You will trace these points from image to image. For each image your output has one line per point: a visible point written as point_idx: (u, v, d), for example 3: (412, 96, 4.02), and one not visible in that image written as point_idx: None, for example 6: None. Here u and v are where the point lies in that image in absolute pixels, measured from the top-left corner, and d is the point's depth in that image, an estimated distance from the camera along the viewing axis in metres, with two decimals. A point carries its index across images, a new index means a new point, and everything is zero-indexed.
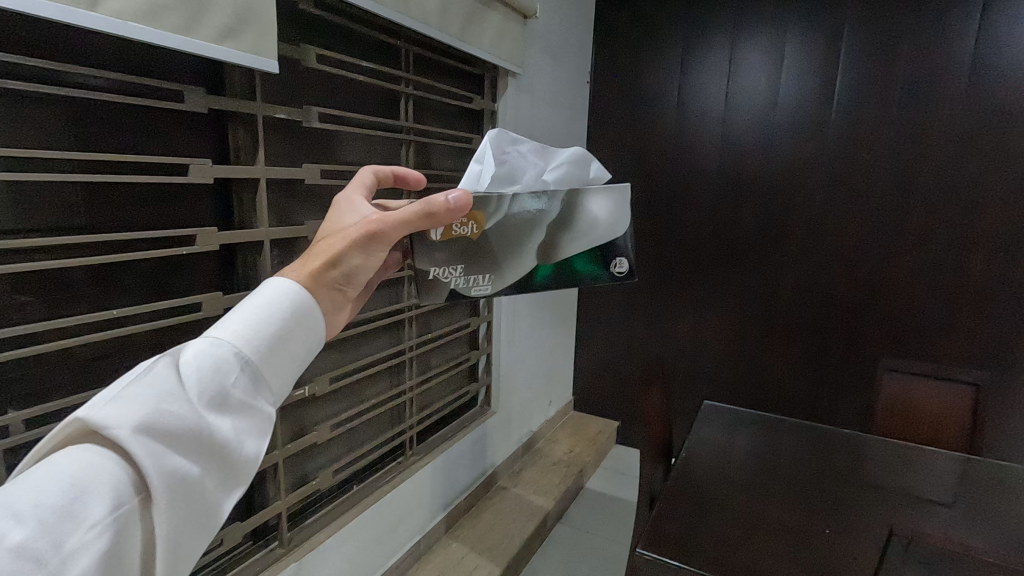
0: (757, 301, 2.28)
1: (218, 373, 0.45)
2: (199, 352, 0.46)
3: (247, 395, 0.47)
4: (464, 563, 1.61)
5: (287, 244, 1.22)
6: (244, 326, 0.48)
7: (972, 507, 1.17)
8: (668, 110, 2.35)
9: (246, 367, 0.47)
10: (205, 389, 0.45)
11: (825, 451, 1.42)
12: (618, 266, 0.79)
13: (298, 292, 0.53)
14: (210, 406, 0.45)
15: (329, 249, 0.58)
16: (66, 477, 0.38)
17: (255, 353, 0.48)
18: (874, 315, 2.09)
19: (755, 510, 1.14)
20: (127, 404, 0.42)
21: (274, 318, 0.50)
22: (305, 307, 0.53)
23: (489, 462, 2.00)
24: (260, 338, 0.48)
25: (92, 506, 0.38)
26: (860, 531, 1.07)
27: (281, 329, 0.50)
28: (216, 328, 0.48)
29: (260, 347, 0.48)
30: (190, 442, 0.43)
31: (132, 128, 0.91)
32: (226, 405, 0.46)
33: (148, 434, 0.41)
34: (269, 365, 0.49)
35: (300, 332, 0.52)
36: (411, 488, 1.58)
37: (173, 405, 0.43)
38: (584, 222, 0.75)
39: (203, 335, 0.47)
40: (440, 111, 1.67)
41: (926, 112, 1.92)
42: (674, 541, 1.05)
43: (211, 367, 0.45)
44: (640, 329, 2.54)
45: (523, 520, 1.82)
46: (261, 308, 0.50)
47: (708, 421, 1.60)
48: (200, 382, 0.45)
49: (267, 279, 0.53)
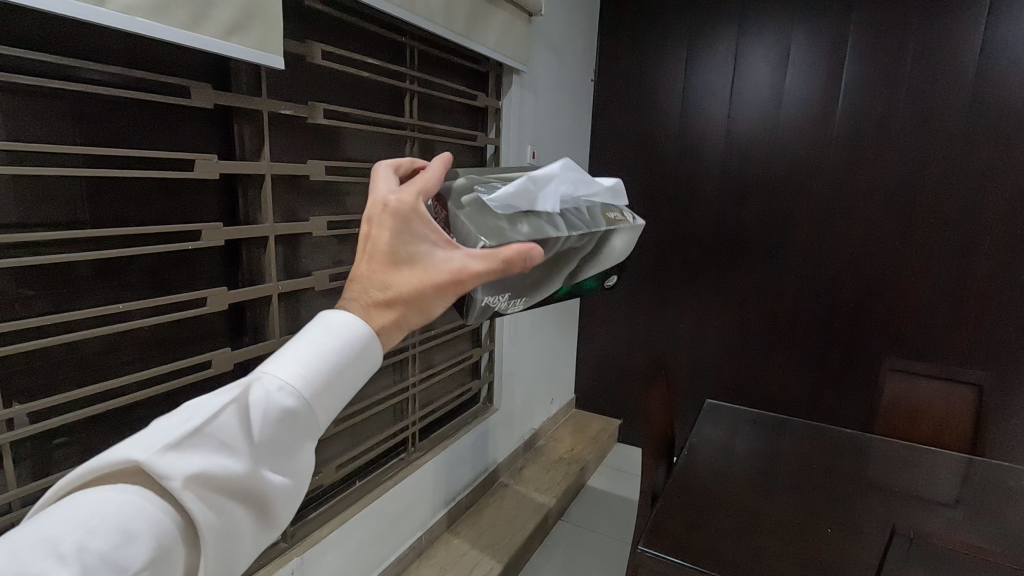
0: (760, 299, 2.28)
1: (279, 425, 0.47)
2: (265, 402, 0.47)
3: (299, 443, 0.49)
4: (465, 560, 1.61)
5: (292, 240, 1.23)
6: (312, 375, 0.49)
7: (974, 508, 1.17)
8: (672, 108, 2.34)
9: (307, 419, 0.49)
10: (263, 439, 0.47)
11: (828, 450, 1.42)
12: (610, 279, 0.91)
13: (369, 332, 0.53)
14: (263, 455, 0.47)
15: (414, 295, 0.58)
16: (117, 519, 0.40)
17: (318, 403, 0.50)
18: (877, 315, 2.08)
19: (755, 509, 1.14)
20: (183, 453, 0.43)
21: (343, 366, 0.51)
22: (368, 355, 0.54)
23: (489, 459, 1.99)
24: (322, 390, 0.50)
25: (135, 554, 0.40)
26: (863, 531, 1.07)
27: (345, 377, 0.51)
28: (286, 373, 0.48)
29: (323, 397, 0.50)
30: (238, 493, 0.45)
31: (139, 123, 0.92)
32: (278, 454, 0.48)
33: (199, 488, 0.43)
34: (325, 416, 0.51)
35: (360, 379, 0.54)
36: (412, 485, 1.59)
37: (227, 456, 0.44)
38: (605, 254, 0.83)
39: (273, 382, 0.48)
40: (444, 109, 1.68)
41: (932, 110, 1.91)
42: (674, 539, 1.05)
43: (277, 421, 0.47)
44: (643, 327, 2.54)
45: (524, 517, 1.83)
46: (331, 355, 0.50)
47: (710, 419, 1.60)
48: (263, 435, 0.46)
49: (342, 312, 0.53)
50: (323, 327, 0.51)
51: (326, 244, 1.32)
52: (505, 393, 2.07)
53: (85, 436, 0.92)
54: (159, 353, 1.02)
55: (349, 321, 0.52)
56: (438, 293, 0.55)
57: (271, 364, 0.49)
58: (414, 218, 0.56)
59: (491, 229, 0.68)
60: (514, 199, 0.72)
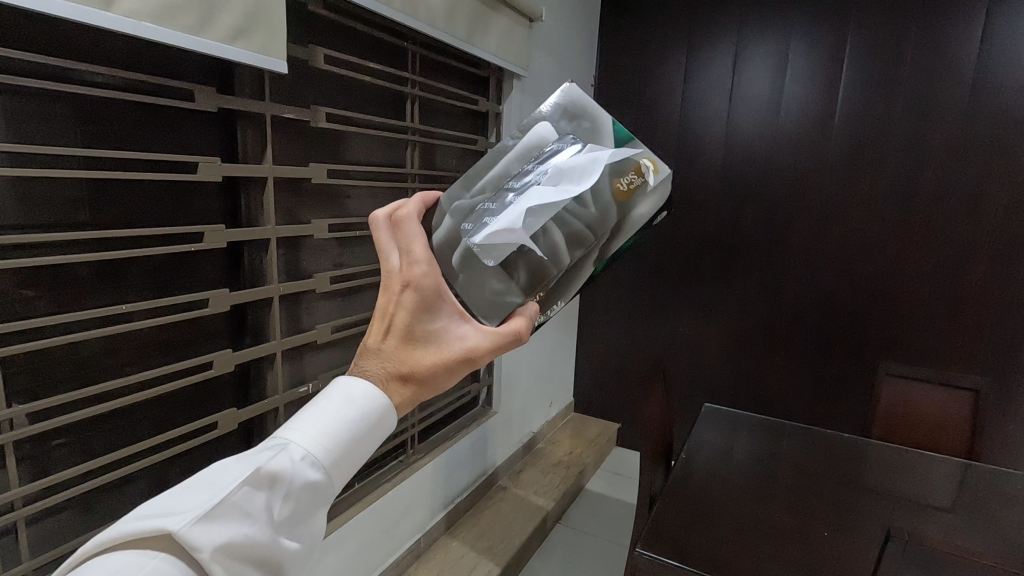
0: (759, 303, 2.29)
1: (298, 495, 0.54)
2: (291, 471, 0.54)
3: (311, 511, 0.56)
4: (464, 562, 1.62)
5: (294, 242, 1.24)
6: (328, 443, 0.57)
7: (971, 512, 1.18)
8: (671, 112, 2.35)
9: (322, 486, 0.56)
10: (283, 507, 0.54)
11: (827, 455, 1.42)
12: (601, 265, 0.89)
13: (384, 405, 0.61)
14: (283, 520, 0.54)
15: (428, 368, 0.63)
16: None
17: (332, 469, 0.57)
18: (876, 319, 2.09)
19: (753, 513, 1.15)
20: (213, 525, 0.49)
21: (356, 433, 0.59)
22: (378, 423, 0.61)
23: (488, 462, 2.00)
24: (338, 461, 0.57)
25: None
26: (859, 534, 1.08)
27: (357, 441, 0.59)
28: (311, 445, 0.56)
29: (337, 462, 0.57)
30: (256, 560, 0.52)
31: (144, 126, 0.93)
32: (293, 522, 0.55)
33: (224, 554, 0.49)
34: (337, 483, 0.58)
35: (369, 444, 0.61)
36: (412, 487, 1.59)
37: (253, 526, 0.51)
38: (631, 222, 0.78)
39: (298, 453, 0.55)
40: (445, 113, 1.69)
41: (929, 116, 1.92)
42: (672, 541, 1.06)
43: (301, 490, 0.54)
44: (641, 330, 2.55)
45: (523, 520, 1.83)
46: (350, 423, 0.58)
47: (708, 423, 1.60)
48: (286, 504, 0.54)
49: (360, 383, 0.61)
50: (342, 399, 0.59)
51: (327, 246, 1.33)
52: (505, 397, 2.08)
53: (87, 436, 0.93)
54: (160, 354, 1.02)
55: (367, 394, 0.60)
56: (449, 369, 0.64)
57: (296, 435, 0.56)
58: (431, 298, 0.64)
59: (489, 292, 0.73)
60: (502, 253, 0.72)
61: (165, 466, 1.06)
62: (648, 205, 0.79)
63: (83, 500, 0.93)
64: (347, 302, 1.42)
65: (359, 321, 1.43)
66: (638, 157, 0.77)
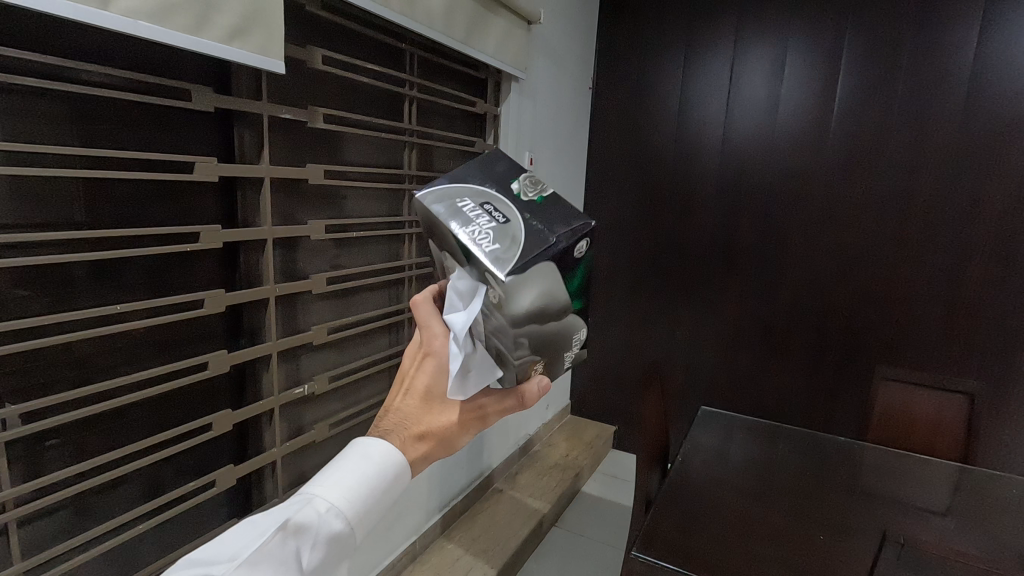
0: (755, 306, 2.29)
1: (325, 545, 0.58)
2: (317, 523, 0.57)
3: (337, 555, 0.59)
4: (459, 565, 1.62)
5: (291, 243, 1.23)
6: (350, 495, 0.59)
7: (965, 515, 1.18)
8: (669, 115, 2.36)
9: (346, 536, 0.59)
10: (312, 555, 0.58)
11: (824, 459, 1.42)
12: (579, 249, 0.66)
13: (401, 462, 0.62)
14: (312, 566, 0.58)
15: (442, 429, 0.65)
16: None
17: (355, 520, 0.59)
18: (872, 322, 2.10)
19: (749, 516, 1.15)
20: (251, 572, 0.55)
21: (377, 484, 0.61)
22: (397, 474, 0.62)
23: (484, 465, 1.99)
24: (361, 512, 0.59)
25: None
26: (855, 537, 1.08)
27: (378, 492, 0.61)
28: (335, 498, 0.58)
29: (360, 513, 0.59)
30: None
31: (141, 126, 0.93)
32: (324, 564, 0.59)
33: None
34: (361, 530, 0.60)
35: (390, 491, 0.62)
36: (408, 489, 1.59)
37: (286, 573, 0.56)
38: (542, 309, 0.62)
39: (322, 507, 0.57)
40: (443, 115, 1.69)
41: (925, 121, 1.93)
42: (667, 545, 1.05)
43: (327, 540, 0.57)
44: (638, 333, 2.54)
45: (519, 522, 1.83)
46: (369, 476, 0.60)
47: (705, 426, 1.60)
48: (314, 552, 0.57)
49: (376, 442, 0.62)
50: (361, 456, 0.61)
51: (324, 246, 1.32)
52: None
53: (80, 437, 0.92)
54: (155, 356, 1.02)
55: (385, 451, 0.62)
56: (462, 428, 0.66)
57: (320, 488, 0.59)
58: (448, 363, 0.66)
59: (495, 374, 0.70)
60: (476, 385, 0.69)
61: (158, 468, 1.05)
62: (534, 285, 0.61)
63: (73, 502, 0.92)
64: (343, 303, 1.42)
65: (356, 322, 1.43)
66: (489, 271, 0.61)
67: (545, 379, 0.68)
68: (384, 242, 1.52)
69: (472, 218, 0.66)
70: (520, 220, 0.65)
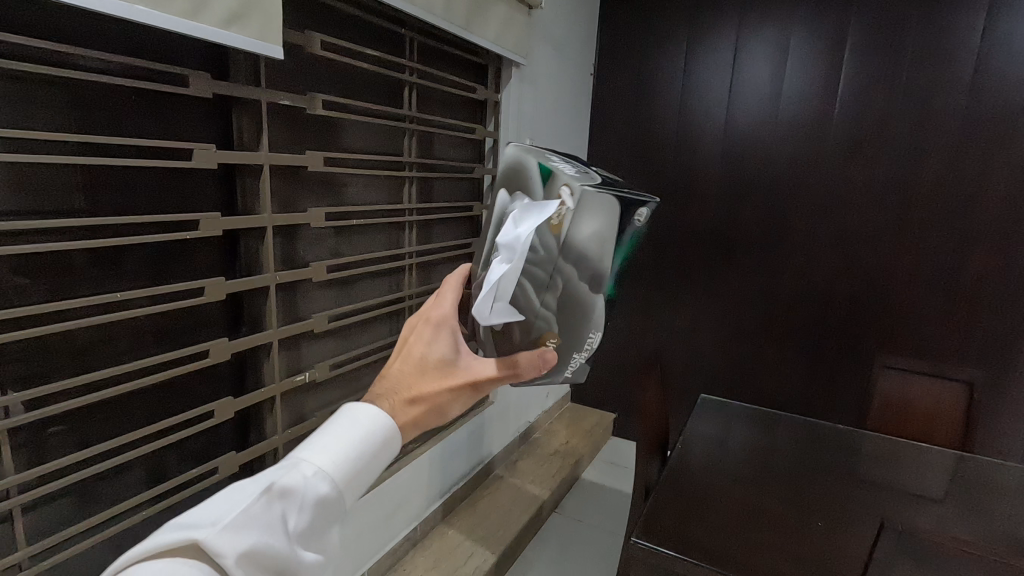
0: (756, 295, 2.29)
1: (311, 510, 0.55)
2: (303, 486, 0.55)
3: (321, 524, 0.57)
4: (460, 550, 1.63)
5: (290, 231, 1.23)
6: (335, 458, 0.57)
7: (963, 503, 1.19)
8: (671, 102, 2.34)
9: (332, 501, 0.56)
10: (298, 520, 0.55)
11: (823, 447, 1.42)
12: (641, 217, 0.69)
13: (389, 426, 0.62)
14: (297, 533, 0.55)
15: (430, 394, 0.65)
16: None
17: (340, 484, 0.57)
18: (872, 311, 2.10)
19: (747, 503, 1.15)
20: (235, 533, 0.51)
21: (362, 448, 0.59)
22: (383, 441, 0.61)
23: (484, 452, 2.00)
24: (349, 478, 0.58)
25: None
26: (853, 524, 1.09)
27: (364, 457, 0.59)
28: (321, 461, 0.57)
29: (345, 477, 0.58)
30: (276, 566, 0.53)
31: (139, 113, 0.92)
32: (308, 534, 0.56)
33: (249, 560, 0.51)
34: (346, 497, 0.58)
35: (375, 458, 0.61)
36: (409, 476, 1.60)
37: (271, 537, 0.53)
38: (589, 250, 0.66)
39: (308, 470, 0.56)
40: (443, 101, 1.67)
41: (929, 108, 1.91)
42: (667, 532, 1.06)
43: (314, 503, 0.55)
44: (639, 321, 2.54)
45: (519, 509, 1.85)
46: (356, 439, 0.59)
47: (704, 414, 1.60)
48: (300, 518, 0.55)
49: (362, 407, 0.61)
50: (348, 421, 0.60)
51: (323, 234, 1.31)
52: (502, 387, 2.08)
53: (82, 424, 0.92)
54: (156, 343, 1.02)
55: (374, 415, 0.61)
56: (453, 393, 0.66)
57: (306, 454, 0.58)
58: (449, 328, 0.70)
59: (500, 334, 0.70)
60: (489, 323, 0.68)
61: (161, 455, 1.05)
62: (597, 220, 0.66)
63: (74, 489, 0.92)
64: (343, 291, 1.41)
65: (356, 310, 1.43)
66: (567, 185, 0.66)
67: (550, 353, 0.69)
68: (383, 230, 1.51)
69: (558, 160, 0.72)
70: (598, 175, 0.72)
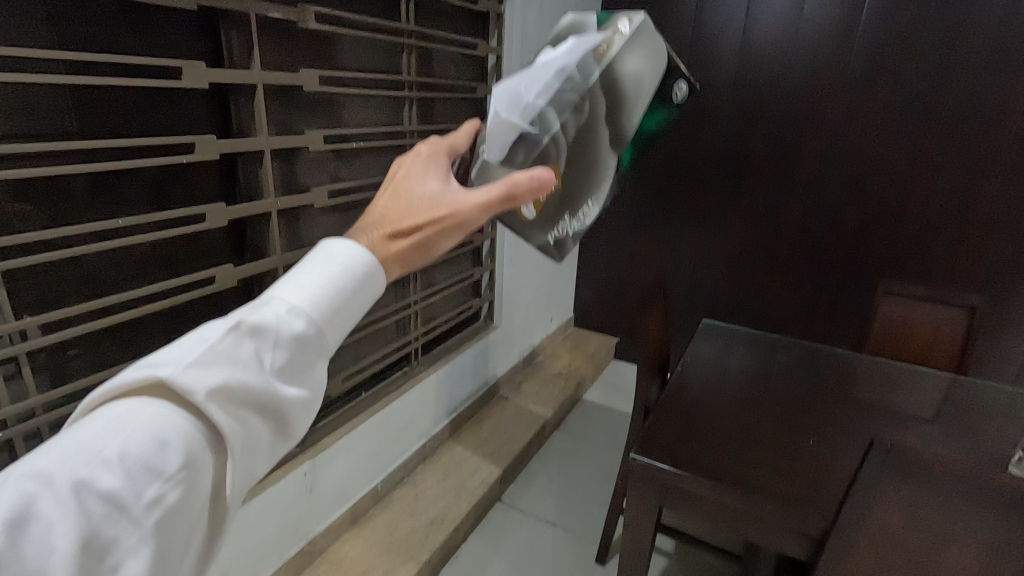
0: (764, 220, 2.25)
1: (286, 346, 0.47)
2: (275, 323, 0.47)
3: (305, 364, 0.49)
4: (467, 464, 1.73)
5: (287, 154, 1.19)
6: (308, 294, 0.49)
7: (952, 423, 1.23)
8: (686, 13, 2.18)
9: (310, 338, 0.49)
10: (275, 356, 0.47)
11: (820, 370, 1.45)
12: (678, 90, 0.78)
13: (371, 258, 0.54)
14: (279, 370, 0.47)
15: (415, 222, 0.60)
16: (151, 428, 0.41)
17: (318, 323, 0.49)
18: (882, 236, 2.07)
19: (743, 423, 1.19)
20: (202, 369, 0.44)
21: (338, 284, 0.51)
22: (362, 278, 0.53)
23: (489, 374, 2.06)
24: (323, 312, 0.50)
25: (174, 455, 0.41)
26: (844, 443, 1.13)
27: (342, 293, 0.51)
28: (295, 298, 0.49)
29: (321, 314, 0.50)
30: (259, 407, 0.46)
31: (122, 27, 0.87)
32: (293, 372, 0.48)
33: (221, 401, 0.44)
34: (326, 338, 0.50)
35: (354, 295, 0.52)
36: (417, 396, 1.66)
37: (244, 373, 0.45)
38: (629, 83, 0.71)
39: (281, 308, 0.48)
40: (442, 12, 1.56)
41: (964, 19, 1.78)
42: (666, 450, 1.11)
43: (289, 339, 0.47)
44: (644, 247, 2.52)
45: (523, 427, 1.93)
46: (329, 277, 0.51)
47: (705, 339, 1.62)
48: (277, 355, 0.47)
49: (333, 242, 0.53)
50: (322, 257, 0.52)
51: (320, 158, 1.28)
52: (505, 312, 2.09)
53: (98, 347, 0.95)
54: (162, 269, 1.03)
55: (352, 252, 0.53)
56: (439, 226, 0.61)
57: (277, 293, 0.49)
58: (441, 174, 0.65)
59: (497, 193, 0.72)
60: (504, 138, 0.69)
61: None
62: (645, 63, 0.72)
63: None
64: (345, 217, 1.39)
65: None
66: (626, 18, 0.71)
67: (547, 171, 0.64)
68: (383, 154, 1.46)
69: None
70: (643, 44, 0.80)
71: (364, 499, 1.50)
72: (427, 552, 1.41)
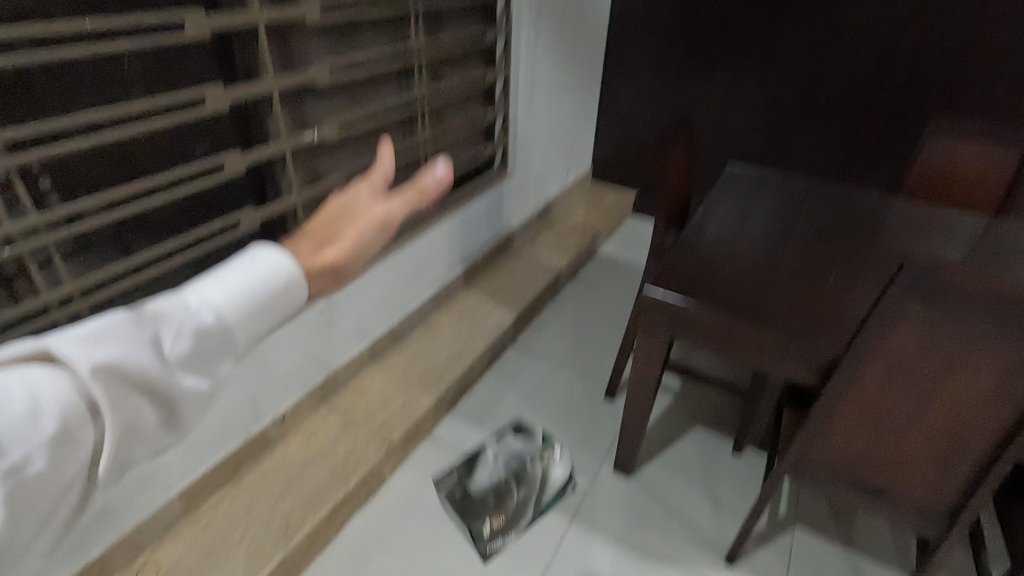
0: (808, 56, 2.03)
1: (191, 337, 0.40)
2: (181, 313, 0.40)
3: (214, 360, 0.41)
4: (482, 309, 1.77)
5: None
6: (232, 283, 0.42)
7: (980, 262, 1.18)
8: None
9: (219, 333, 0.41)
10: (177, 344, 0.40)
11: (851, 210, 1.34)
12: None
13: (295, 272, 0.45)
14: (182, 358, 0.40)
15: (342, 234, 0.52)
16: (22, 401, 0.34)
17: (236, 317, 0.42)
18: (939, 68, 1.88)
19: (761, 263, 1.14)
20: (94, 343, 0.37)
21: (265, 287, 0.43)
22: (290, 284, 0.45)
23: (503, 225, 2.03)
24: (247, 314, 0.42)
25: (44, 428, 0.34)
26: (865, 281, 1.08)
27: (270, 291, 0.43)
28: (214, 293, 0.42)
29: (239, 309, 0.42)
30: (152, 400, 0.39)
31: None
32: (199, 357, 0.40)
33: (109, 374, 0.37)
34: (241, 336, 0.42)
35: (285, 296, 0.45)
36: (430, 242, 1.64)
37: (137, 357, 0.38)
38: None
39: (193, 300, 0.41)
40: None
41: None
42: (681, 283, 1.09)
43: (195, 332, 0.40)
44: (671, 91, 2.32)
45: (537, 276, 1.94)
46: (254, 275, 0.43)
47: (731, 181, 1.46)
48: (179, 342, 0.40)
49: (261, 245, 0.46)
50: (249, 256, 0.44)
51: None
52: (519, 160, 2.00)
53: (94, 171, 0.91)
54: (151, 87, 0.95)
55: (277, 259, 0.45)
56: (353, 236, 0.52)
57: (196, 284, 0.42)
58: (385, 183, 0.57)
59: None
60: None
61: (184, 210, 1.06)
62: None
63: (110, 237, 0.96)
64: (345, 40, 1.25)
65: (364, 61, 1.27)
66: None
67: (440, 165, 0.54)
68: None
69: None
70: None
71: (382, 338, 1.56)
72: (443, 386, 1.49)
